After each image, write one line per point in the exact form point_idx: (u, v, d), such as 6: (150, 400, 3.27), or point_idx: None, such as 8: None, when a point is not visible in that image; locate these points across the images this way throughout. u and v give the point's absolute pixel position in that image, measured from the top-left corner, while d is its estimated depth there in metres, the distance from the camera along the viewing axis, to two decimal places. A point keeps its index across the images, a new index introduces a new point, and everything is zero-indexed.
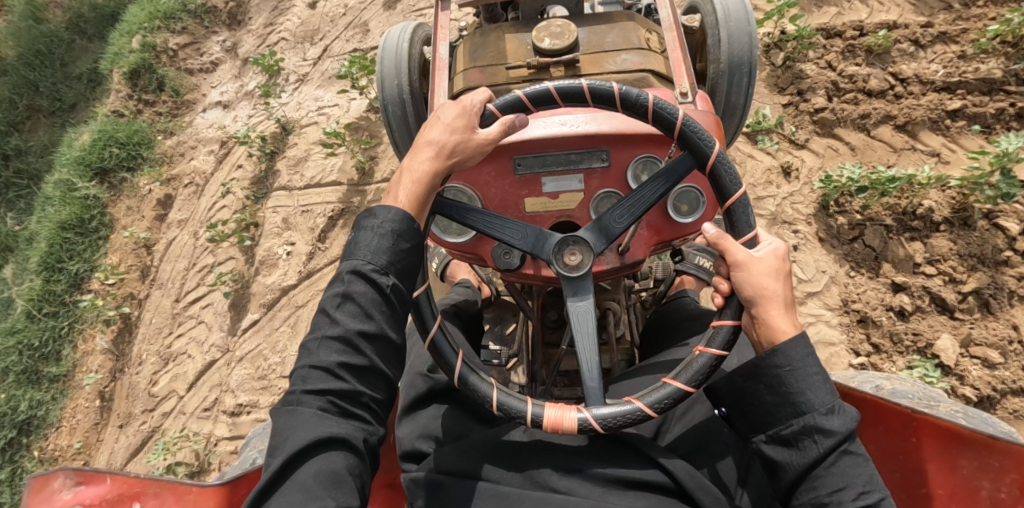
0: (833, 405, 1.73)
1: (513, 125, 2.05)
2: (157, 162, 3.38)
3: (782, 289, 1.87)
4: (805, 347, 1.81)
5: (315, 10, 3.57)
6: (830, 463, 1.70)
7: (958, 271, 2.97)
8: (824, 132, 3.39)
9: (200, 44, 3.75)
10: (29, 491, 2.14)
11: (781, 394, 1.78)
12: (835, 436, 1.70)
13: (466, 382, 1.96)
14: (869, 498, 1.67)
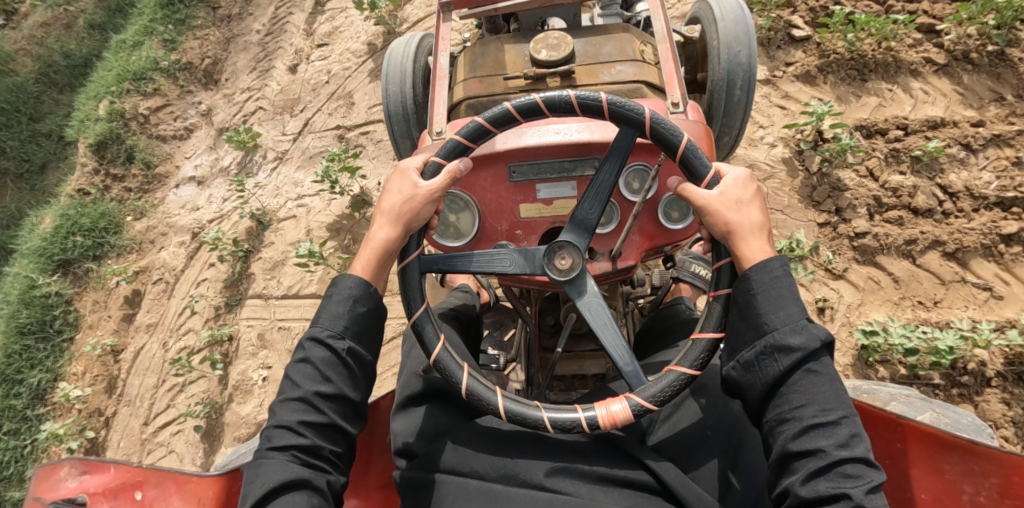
0: (796, 315, 1.32)
1: (462, 172, 1.53)
2: (125, 249, 3.04)
3: (757, 220, 1.40)
4: (777, 269, 1.37)
5: (296, 75, 3.26)
6: (790, 380, 1.29)
7: (1014, 443, 1.97)
8: (863, 261, 2.28)
9: (174, 107, 3.47)
10: (43, 478, 1.55)
11: (744, 321, 1.37)
12: (796, 354, 1.29)
13: (490, 406, 1.44)
14: (822, 419, 1.25)
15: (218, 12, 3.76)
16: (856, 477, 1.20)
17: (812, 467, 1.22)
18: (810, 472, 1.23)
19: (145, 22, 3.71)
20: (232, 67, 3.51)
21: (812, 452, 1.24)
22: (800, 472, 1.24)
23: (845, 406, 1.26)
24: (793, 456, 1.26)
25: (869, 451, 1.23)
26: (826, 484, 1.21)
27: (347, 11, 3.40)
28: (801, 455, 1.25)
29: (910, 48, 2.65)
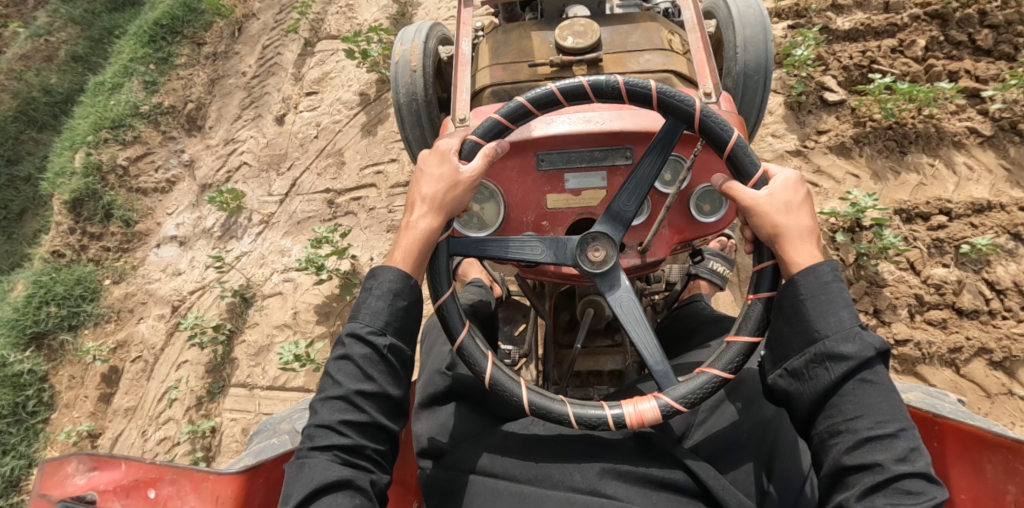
0: (848, 323, 1.26)
1: (499, 154, 1.47)
2: (103, 318, 2.86)
3: (807, 223, 1.35)
4: (826, 275, 1.31)
5: (282, 127, 3.02)
6: (843, 390, 1.23)
7: None
8: (902, 369, 2.09)
9: (155, 155, 3.26)
10: (49, 476, 1.50)
11: (793, 329, 1.30)
12: (848, 362, 1.22)
13: (512, 398, 1.39)
14: (876, 431, 1.19)
15: (202, 52, 3.55)
16: (914, 492, 1.14)
17: (868, 482, 1.16)
18: (864, 486, 1.17)
19: (124, 62, 3.50)
20: (215, 111, 3.29)
21: (865, 465, 1.18)
22: (856, 485, 1.18)
23: (902, 418, 1.20)
24: (846, 468, 1.20)
25: (929, 466, 1.17)
26: (884, 498, 1.15)
27: (337, 54, 3.16)
28: (855, 469, 1.19)
29: (952, 116, 2.42)
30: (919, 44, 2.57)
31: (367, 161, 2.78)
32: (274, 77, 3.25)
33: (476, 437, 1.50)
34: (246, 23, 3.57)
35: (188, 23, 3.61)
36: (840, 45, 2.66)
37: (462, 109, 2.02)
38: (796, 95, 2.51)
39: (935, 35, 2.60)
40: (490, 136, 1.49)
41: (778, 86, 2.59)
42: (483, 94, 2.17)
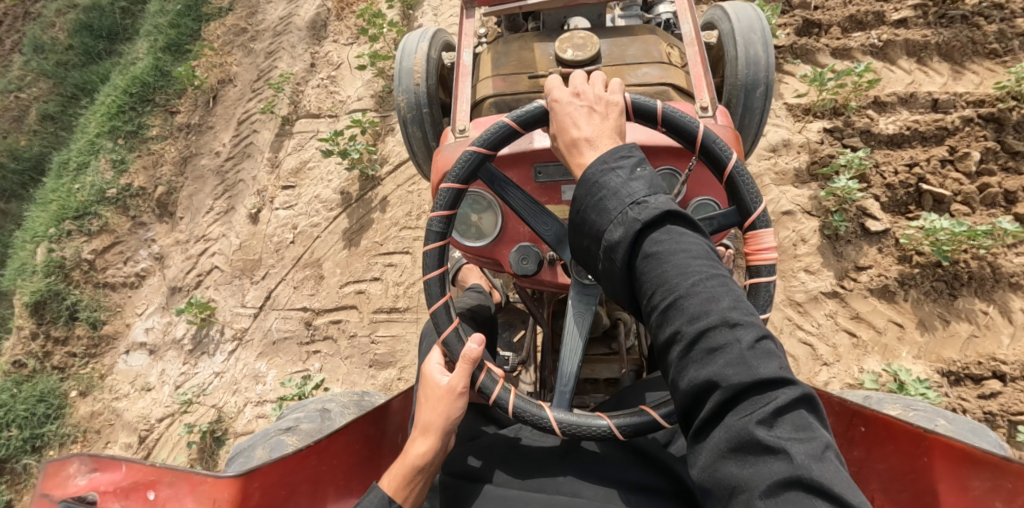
0: (621, 201, 1.18)
1: (475, 352, 1.37)
2: (68, 438, 2.66)
3: (594, 130, 1.32)
4: (610, 162, 1.23)
5: (255, 226, 2.74)
6: (638, 275, 1.15)
7: None
8: None
9: (124, 244, 3.01)
10: (47, 476, 1.31)
11: (584, 236, 1.24)
12: (623, 245, 1.15)
13: (542, 422, 1.34)
14: (671, 300, 1.09)
15: (175, 122, 3.28)
16: (723, 346, 1.04)
17: (675, 357, 1.08)
18: (676, 363, 1.08)
19: (91, 137, 3.25)
20: (188, 193, 3.02)
21: (672, 338, 1.09)
22: (673, 367, 1.09)
23: (693, 271, 1.09)
24: (662, 355, 1.11)
25: (725, 309, 1.06)
26: (699, 367, 1.05)
27: (317, 139, 2.88)
28: (666, 347, 1.10)
29: (1008, 250, 2.12)
30: (972, 157, 2.25)
31: (348, 276, 2.51)
32: (251, 159, 2.98)
33: (469, 438, 1.54)
34: (222, 90, 3.29)
35: (161, 90, 3.36)
36: (886, 153, 2.34)
37: (461, 118, 1.94)
38: (833, 224, 2.22)
39: (991, 144, 2.28)
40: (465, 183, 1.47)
41: (812, 207, 2.29)
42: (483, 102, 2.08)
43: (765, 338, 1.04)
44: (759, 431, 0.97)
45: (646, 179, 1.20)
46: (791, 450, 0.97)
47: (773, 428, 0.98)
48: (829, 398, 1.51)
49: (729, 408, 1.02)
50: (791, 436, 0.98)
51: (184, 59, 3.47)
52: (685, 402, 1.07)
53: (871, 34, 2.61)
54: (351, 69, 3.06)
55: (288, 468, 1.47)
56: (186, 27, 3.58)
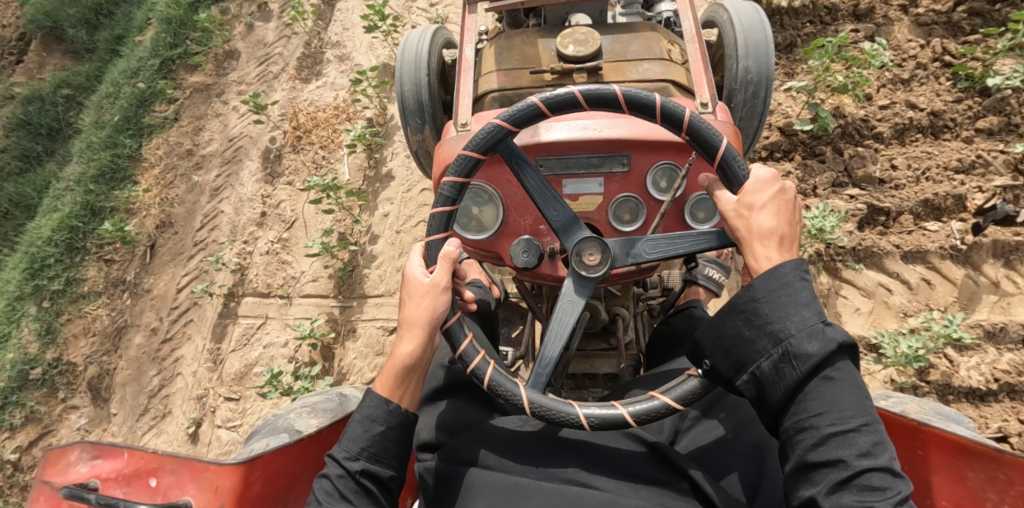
0: (811, 316, 1.12)
1: (457, 254, 1.33)
2: None
3: (777, 224, 1.23)
4: (789, 274, 1.16)
5: (195, 448, 2.31)
6: (808, 392, 1.10)
7: None
8: None
9: (51, 435, 2.58)
10: (50, 465, 1.33)
11: (747, 329, 1.16)
12: (810, 364, 1.09)
13: (513, 399, 1.26)
14: (840, 427, 1.08)
15: (109, 274, 2.80)
16: (881, 489, 1.04)
17: (834, 479, 1.06)
18: (829, 485, 1.06)
19: (11, 300, 2.82)
20: (123, 375, 2.58)
21: (827, 460, 1.07)
22: (817, 483, 1.08)
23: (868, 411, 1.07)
24: (809, 471, 1.09)
25: (892, 459, 1.06)
26: (851, 495, 1.04)
27: (266, 330, 2.39)
28: (818, 464, 1.08)
29: None
30: None
31: None
32: (192, 341, 2.51)
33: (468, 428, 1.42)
34: (159, 238, 2.80)
35: (91, 234, 2.87)
36: (967, 414, 1.88)
37: (464, 114, 1.86)
38: None
39: None
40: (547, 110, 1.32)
41: None
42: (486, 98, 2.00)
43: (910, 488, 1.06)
44: None
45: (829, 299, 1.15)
46: None
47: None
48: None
49: None
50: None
51: (114, 198, 2.95)
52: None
53: (951, 229, 2.07)
54: (305, 228, 2.53)
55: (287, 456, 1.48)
56: (123, 146, 3.08)
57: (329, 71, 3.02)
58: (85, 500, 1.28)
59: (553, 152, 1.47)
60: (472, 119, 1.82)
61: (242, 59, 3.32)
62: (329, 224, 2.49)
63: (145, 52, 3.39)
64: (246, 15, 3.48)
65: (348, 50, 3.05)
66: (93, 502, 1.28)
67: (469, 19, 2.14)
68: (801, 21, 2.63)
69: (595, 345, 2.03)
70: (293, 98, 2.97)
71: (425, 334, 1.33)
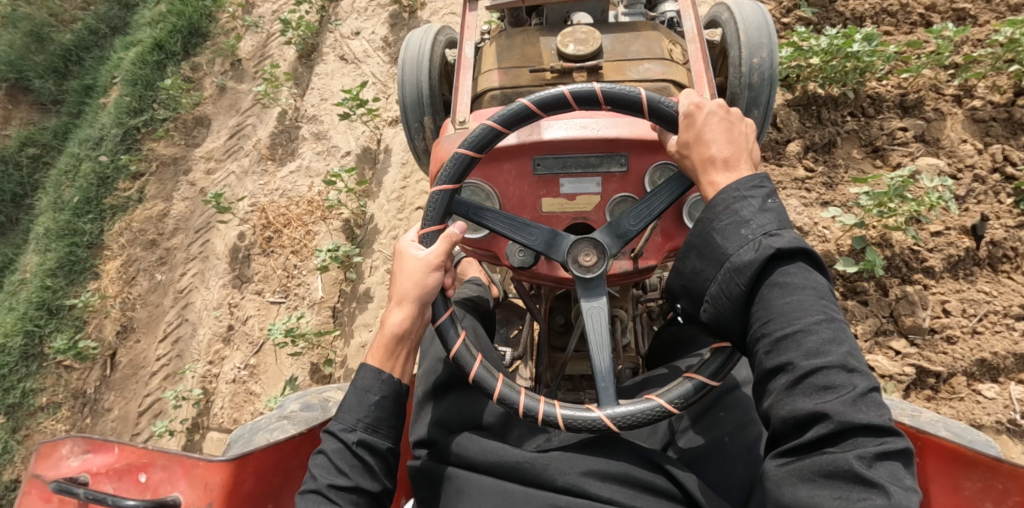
0: (753, 230, 1.09)
1: (458, 233, 1.29)
2: None
3: (729, 150, 1.21)
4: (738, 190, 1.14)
5: None
6: (756, 301, 1.08)
7: None
8: None
9: None
10: (41, 457, 1.31)
11: (700, 259, 1.15)
12: (751, 271, 1.07)
13: (594, 426, 1.14)
14: (788, 331, 1.03)
15: (69, 383, 2.56)
16: (836, 385, 0.97)
17: (784, 383, 1.01)
18: (781, 389, 1.01)
19: None
20: None
21: (780, 366, 1.03)
22: (773, 392, 1.03)
23: (816, 310, 1.02)
24: (765, 382, 1.05)
25: (846, 351, 0.99)
26: (803, 398, 0.99)
27: None
28: (771, 371, 1.03)
29: None
30: None
31: None
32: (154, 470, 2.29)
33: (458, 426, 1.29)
34: (121, 346, 2.56)
35: (51, 336, 2.64)
36: None
37: (463, 111, 1.80)
38: None
39: None
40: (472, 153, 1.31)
41: None
42: (485, 95, 1.96)
43: (875, 389, 0.98)
44: (858, 466, 0.91)
45: (777, 212, 1.10)
46: (889, 488, 0.90)
47: (872, 468, 0.92)
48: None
49: (832, 442, 0.96)
50: (891, 482, 0.92)
51: (76, 292, 2.73)
52: (782, 426, 1.01)
53: (1010, 396, 1.80)
54: (275, 354, 2.29)
55: (280, 453, 1.42)
56: (83, 233, 2.84)
57: (304, 154, 2.71)
58: (74, 494, 1.24)
59: (547, 150, 1.42)
60: (472, 117, 1.76)
61: (212, 126, 3.04)
62: (294, 368, 2.21)
63: (108, 118, 3.12)
64: (218, 75, 3.20)
65: (324, 126, 2.75)
66: (82, 496, 1.24)
67: (469, 17, 2.08)
68: (841, 113, 2.29)
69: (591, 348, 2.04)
70: (263, 186, 2.67)
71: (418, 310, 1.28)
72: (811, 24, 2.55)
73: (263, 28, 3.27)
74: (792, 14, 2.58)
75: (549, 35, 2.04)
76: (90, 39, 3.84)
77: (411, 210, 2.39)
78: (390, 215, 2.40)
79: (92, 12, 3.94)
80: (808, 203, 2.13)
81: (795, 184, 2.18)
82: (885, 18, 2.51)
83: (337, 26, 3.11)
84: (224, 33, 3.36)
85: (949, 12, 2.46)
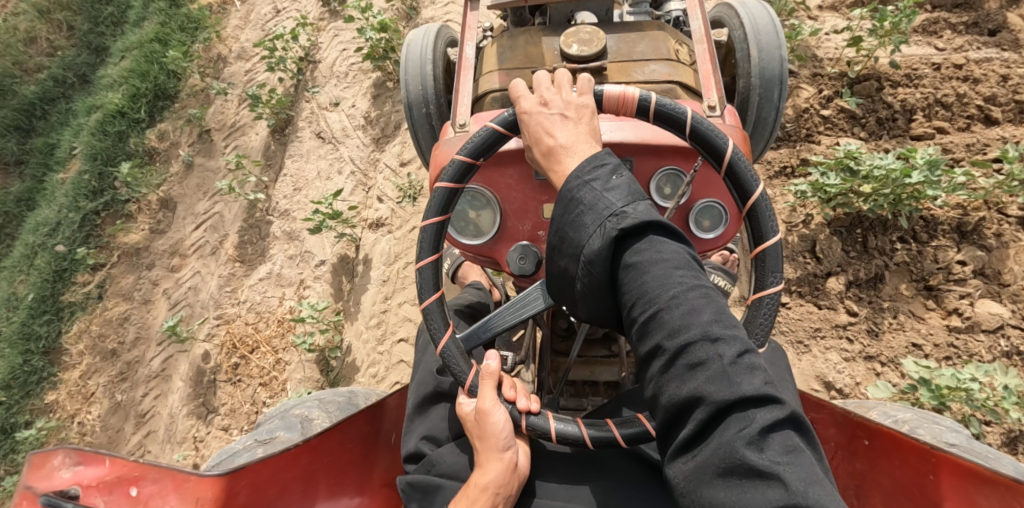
0: (600, 213, 0.96)
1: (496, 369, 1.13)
2: None
3: (570, 135, 1.07)
4: (591, 168, 1.01)
5: None
6: (618, 288, 0.96)
7: None
8: None
9: None
10: (33, 470, 1.03)
11: (561, 256, 1.01)
12: (605, 257, 0.94)
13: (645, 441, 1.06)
14: (653, 312, 0.91)
15: None
16: (705, 363, 0.87)
17: (658, 374, 0.90)
18: (657, 381, 0.90)
19: None
20: None
21: (652, 351, 0.91)
22: (652, 379, 0.92)
23: (671, 285, 0.90)
24: (642, 371, 0.93)
25: (709, 323, 0.89)
26: (680, 382, 0.88)
27: None
28: (647, 358, 0.92)
29: None
30: None
31: None
32: None
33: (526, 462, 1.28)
34: None
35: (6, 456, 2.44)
36: None
37: (462, 113, 1.56)
38: None
39: None
40: (454, 186, 1.17)
41: None
42: (484, 98, 1.74)
43: (748, 351, 0.88)
44: (747, 454, 0.82)
45: (624, 185, 0.98)
46: (782, 473, 0.81)
47: (762, 451, 0.83)
48: (830, 409, 1.35)
49: (714, 428, 0.86)
50: (784, 459, 0.83)
51: (33, 405, 2.52)
52: (668, 420, 0.90)
53: None
54: None
55: (277, 464, 1.27)
56: (37, 337, 2.62)
57: (275, 253, 2.43)
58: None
59: None
60: (471, 119, 1.53)
61: (178, 210, 2.75)
62: None
63: (65, 198, 2.87)
64: (185, 148, 2.90)
65: (297, 224, 2.46)
66: None
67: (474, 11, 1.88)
68: (889, 238, 1.96)
69: (594, 351, 1.77)
70: (229, 294, 2.41)
71: (502, 456, 1.15)
72: (854, 116, 2.21)
73: (233, 91, 2.95)
74: (832, 103, 2.24)
75: (553, 34, 1.77)
76: (60, 89, 3.63)
77: (392, 342, 2.11)
78: (369, 347, 2.13)
79: (60, 59, 3.72)
80: (850, 358, 1.87)
81: (832, 332, 1.91)
82: (939, 110, 2.17)
83: (314, 95, 2.80)
84: (193, 95, 3.06)
85: (1012, 104, 2.12)
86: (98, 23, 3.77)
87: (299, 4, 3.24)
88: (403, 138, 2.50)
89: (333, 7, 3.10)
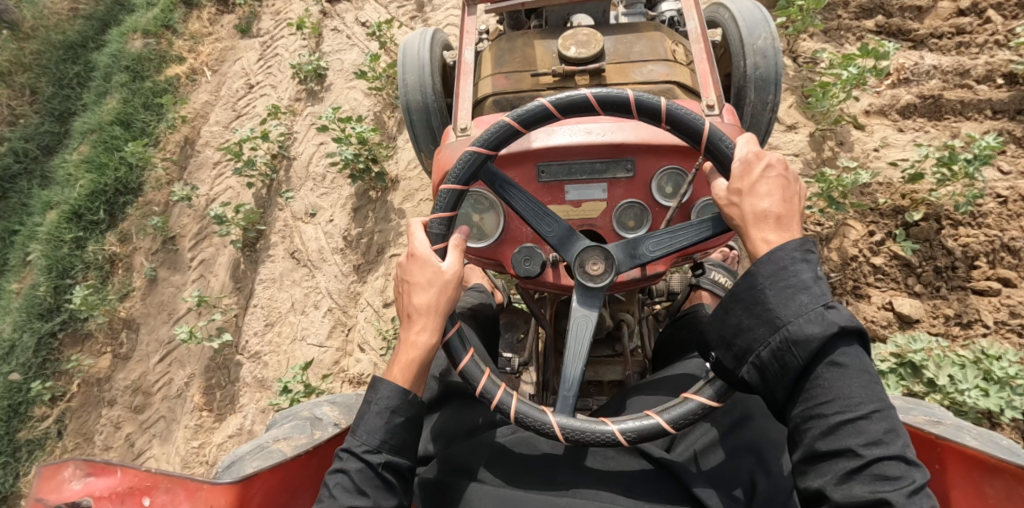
0: (814, 300, 0.97)
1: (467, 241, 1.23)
2: None
3: (781, 207, 1.06)
4: (793, 250, 1.01)
5: None
6: (808, 374, 0.97)
7: None
8: None
9: None
10: (45, 481, 1.09)
11: (751, 317, 1.01)
12: (815, 344, 0.95)
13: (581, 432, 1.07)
14: (850, 415, 0.93)
15: None
16: (894, 478, 0.90)
17: (841, 470, 0.92)
18: (838, 475, 0.92)
19: None
20: None
21: (834, 450, 0.93)
22: (824, 474, 0.94)
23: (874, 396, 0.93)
24: (812, 461, 0.95)
25: (905, 442, 0.92)
26: (862, 486, 0.90)
27: None
28: (825, 454, 0.94)
29: None
30: None
31: None
32: None
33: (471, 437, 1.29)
34: None
35: None
36: None
37: (463, 117, 1.54)
38: None
39: None
40: (486, 152, 1.19)
41: None
42: (483, 103, 1.67)
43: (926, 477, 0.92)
44: None
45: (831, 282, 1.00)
46: None
47: None
48: None
49: None
50: None
51: None
52: None
53: None
54: None
55: (290, 469, 1.23)
56: None
57: (249, 404, 2.18)
58: None
59: (558, 156, 1.28)
60: (473, 121, 1.52)
61: (141, 333, 2.49)
62: None
63: (19, 316, 2.62)
64: (148, 255, 2.62)
65: (270, 371, 2.20)
66: None
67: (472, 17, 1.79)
68: None
69: (600, 352, 1.72)
70: (197, 451, 2.17)
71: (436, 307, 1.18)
72: (909, 264, 1.91)
73: (197, 194, 2.66)
74: (884, 247, 1.95)
75: (551, 36, 1.72)
76: (20, 164, 3.34)
77: None
78: None
79: (21, 128, 3.46)
80: None
81: None
82: (1005, 257, 1.85)
83: (288, 201, 2.49)
84: (157, 190, 2.76)
85: None
86: (62, 86, 3.53)
87: (273, 78, 2.95)
88: (387, 271, 2.22)
89: (310, 86, 2.82)
